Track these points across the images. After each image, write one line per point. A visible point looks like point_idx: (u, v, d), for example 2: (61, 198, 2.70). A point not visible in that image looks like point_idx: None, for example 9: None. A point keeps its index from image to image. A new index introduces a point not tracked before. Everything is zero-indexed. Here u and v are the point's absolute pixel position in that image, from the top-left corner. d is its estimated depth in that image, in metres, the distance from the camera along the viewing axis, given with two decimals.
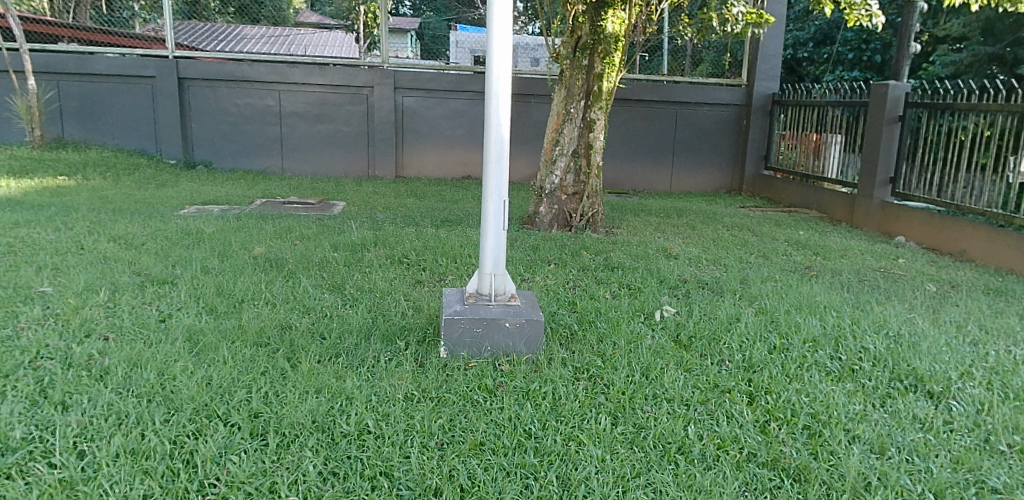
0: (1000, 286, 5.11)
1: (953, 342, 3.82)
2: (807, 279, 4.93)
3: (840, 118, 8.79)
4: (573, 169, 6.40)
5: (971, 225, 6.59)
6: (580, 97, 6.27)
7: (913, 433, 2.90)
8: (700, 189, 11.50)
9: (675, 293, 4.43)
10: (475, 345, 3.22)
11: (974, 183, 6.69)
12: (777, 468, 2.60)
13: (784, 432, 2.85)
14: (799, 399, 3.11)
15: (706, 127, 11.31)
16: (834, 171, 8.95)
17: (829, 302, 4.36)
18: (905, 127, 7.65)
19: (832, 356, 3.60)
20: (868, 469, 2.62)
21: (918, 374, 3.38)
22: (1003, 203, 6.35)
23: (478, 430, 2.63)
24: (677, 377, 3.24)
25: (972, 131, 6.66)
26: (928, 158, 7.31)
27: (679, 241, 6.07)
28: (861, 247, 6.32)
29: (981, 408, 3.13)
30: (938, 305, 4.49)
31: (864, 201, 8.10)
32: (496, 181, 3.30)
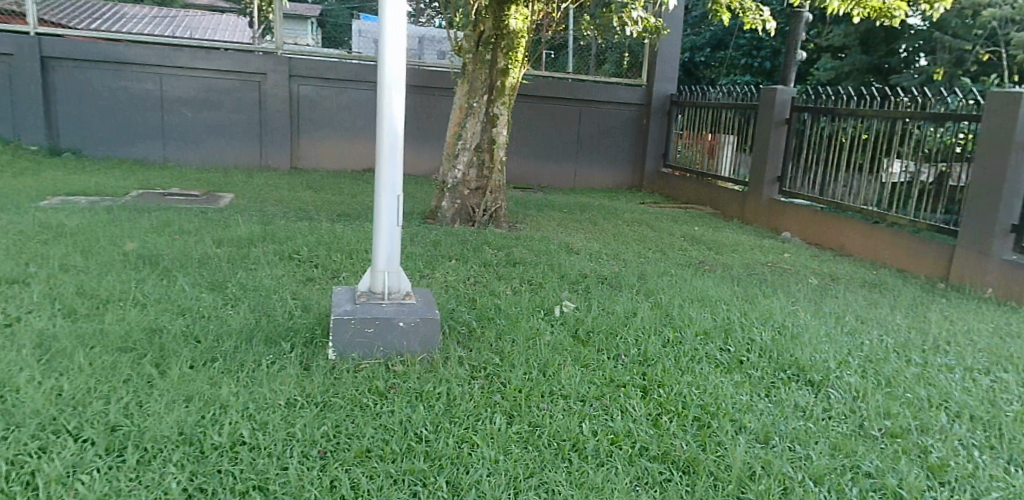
0: (874, 279, 5.46)
1: (832, 332, 4.03)
2: (701, 273, 5.08)
3: (734, 119, 9.17)
4: (476, 163, 6.32)
5: (849, 222, 7.05)
6: (483, 92, 6.18)
7: (795, 421, 3.02)
8: (604, 185, 11.73)
9: (575, 288, 4.44)
10: (367, 345, 3.07)
11: (852, 182, 7.15)
12: (667, 461, 2.64)
13: (675, 425, 2.90)
14: (690, 392, 3.18)
15: (610, 125, 11.53)
16: (728, 169, 9.33)
17: (721, 295, 4.50)
18: (791, 129, 8.06)
19: (722, 348, 3.71)
20: (753, 458, 2.70)
21: (800, 364, 3.54)
22: (877, 202, 6.82)
23: (366, 436, 2.51)
24: (574, 373, 3.22)
25: (851, 134, 7.11)
26: (812, 159, 7.75)
27: (581, 236, 6.12)
28: (752, 242, 6.60)
29: (856, 395, 3.30)
30: (818, 297, 4.74)
31: (754, 199, 8.50)
32: (389, 174, 3.17)
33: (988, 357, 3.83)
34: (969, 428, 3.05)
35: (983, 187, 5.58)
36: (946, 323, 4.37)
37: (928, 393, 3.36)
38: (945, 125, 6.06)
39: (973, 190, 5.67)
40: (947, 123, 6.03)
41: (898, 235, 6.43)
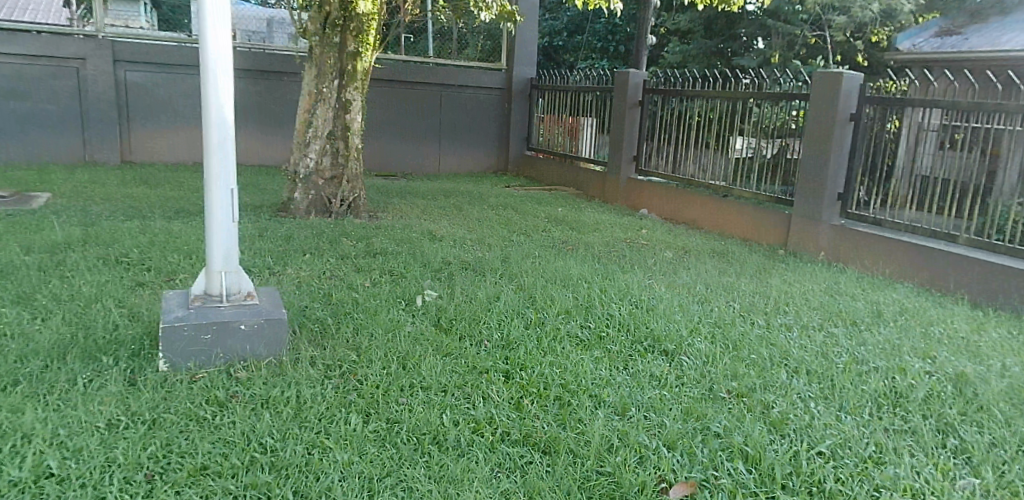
0: (722, 249, 5.80)
1: (684, 302, 4.23)
2: (564, 253, 5.18)
3: (592, 102, 9.44)
4: (329, 152, 6.07)
5: (700, 197, 7.47)
6: (333, 76, 5.91)
7: (650, 390, 3.12)
8: (471, 170, 11.71)
9: (438, 276, 4.37)
10: (204, 352, 2.84)
11: (700, 159, 7.58)
12: (528, 444, 2.63)
13: (536, 406, 2.90)
14: (552, 372, 3.20)
15: (475, 110, 11.51)
16: (588, 150, 9.61)
17: (582, 274, 4.60)
18: (644, 110, 8.39)
19: (582, 325, 3.79)
20: (611, 432, 2.75)
21: (655, 335, 3.68)
22: (724, 177, 7.28)
23: (201, 453, 2.28)
24: (435, 363, 3.14)
25: (698, 114, 7.51)
26: (663, 138, 8.13)
27: (445, 222, 6.04)
28: (612, 220, 6.82)
29: (706, 360, 3.47)
30: (673, 270, 4.96)
31: (613, 178, 8.81)
32: (220, 166, 2.92)
33: (820, 315, 4.17)
34: (806, 382, 3.29)
35: (813, 160, 6.07)
36: (785, 285, 4.72)
37: (770, 352, 3.60)
38: (779, 104, 6.53)
39: (805, 164, 6.15)
40: (781, 102, 6.50)
41: (743, 207, 6.90)
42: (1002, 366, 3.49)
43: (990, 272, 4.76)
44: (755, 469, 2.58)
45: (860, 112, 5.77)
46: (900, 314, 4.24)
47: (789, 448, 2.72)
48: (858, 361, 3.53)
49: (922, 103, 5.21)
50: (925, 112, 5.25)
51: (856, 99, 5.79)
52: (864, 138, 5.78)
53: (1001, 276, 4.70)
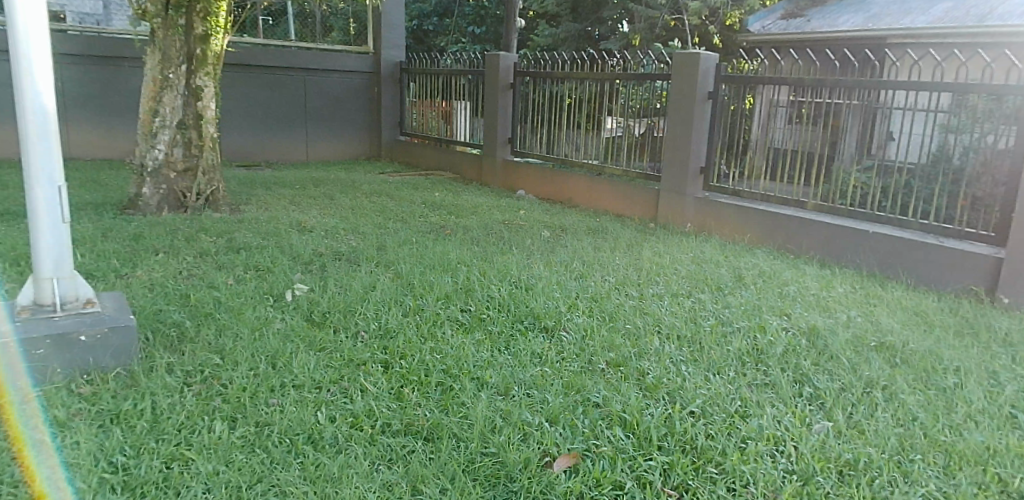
0: (596, 225, 5.97)
1: (563, 279, 4.32)
2: (442, 238, 5.12)
3: (465, 85, 9.38)
4: (181, 142, 5.64)
5: (574, 176, 7.67)
6: (180, 61, 5.47)
7: (532, 368, 3.15)
8: (343, 157, 11.32)
9: (309, 269, 4.19)
10: (37, 369, 2.54)
11: (572, 139, 7.75)
12: (411, 433, 2.56)
13: (418, 394, 2.83)
14: (432, 358, 3.14)
15: (344, 96, 11.13)
16: (464, 134, 9.58)
17: (461, 258, 4.58)
18: (517, 93, 8.45)
19: (463, 309, 3.77)
20: (494, 412, 2.74)
21: (535, 313, 3.73)
22: (596, 154, 7.47)
23: (38, 480, 2.03)
24: (308, 359, 2.99)
25: (569, 95, 7.65)
26: (536, 119, 8.22)
27: (317, 213, 5.79)
28: (489, 202, 6.84)
29: (584, 333, 3.56)
30: (550, 248, 5.04)
31: (489, 161, 8.84)
32: (42, 160, 2.60)
33: (689, 282, 4.38)
34: (677, 346, 3.45)
35: (677, 137, 6.37)
36: (656, 257, 4.93)
37: (644, 321, 3.74)
38: (644, 84, 6.78)
39: (670, 141, 6.44)
40: (646, 82, 6.74)
41: (615, 185, 7.15)
42: (847, 317, 3.83)
43: (835, 234, 5.21)
44: (634, 434, 2.67)
45: (717, 91, 6.10)
46: (758, 277, 4.55)
47: (663, 411, 2.83)
48: (723, 323, 3.75)
49: (772, 81, 5.59)
50: (774, 89, 5.63)
51: (713, 78, 6.11)
52: (722, 115, 6.12)
53: (844, 237, 5.16)
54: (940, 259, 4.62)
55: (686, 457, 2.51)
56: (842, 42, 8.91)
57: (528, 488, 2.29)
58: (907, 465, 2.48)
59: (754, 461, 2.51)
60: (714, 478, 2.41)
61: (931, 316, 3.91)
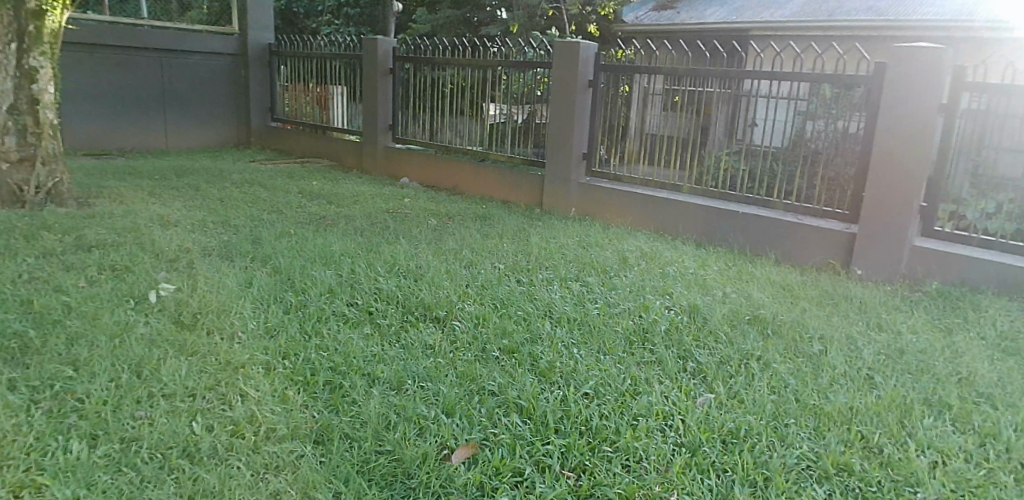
0: (484, 213, 5.94)
1: (452, 267, 4.25)
2: (324, 229, 4.89)
3: (340, 70, 9.01)
4: (13, 129, 5.00)
5: (458, 163, 7.59)
6: (9, 38, 4.84)
7: (425, 360, 3.07)
8: (208, 145, 10.56)
9: (175, 267, 3.85)
10: None
11: (455, 126, 7.66)
12: (299, 437, 2.41)
13: (304, 395, 2.67)
14: (318, 356, 2.98)
15: (207, 80, 10.37)
16: (341, 120, 9.21)
17: (344, 250, 4.39)
18: (396, 78, 8.22)
19: (349, 302, 3.62)
20: (387, 408, 2.64)
21: (426, 303, 3.64)
22: (480, 141, 7.43)
23: None
24: (179, 365, 2.73)
25: (450, 82, 7.55)
26: (418, 105, 8.05)
27: (181, 205, 5.34)
28: (371, 191, 6.61)
29: (477, 322, 3.52)
30: (438, 237, 4.94)
31: (370, 147, 8.56)
32: None
33: (577, 266, 4.46)
34: (567, 329, 3.50)
35: (560, 124, 6.44)
36: (543, 242, 4.97)
37: (535, 306, 3.76)
38: (525, 71, 6.81)
39: (552, 127, 6.50)
40: (527, 69, 6.76)
41: (499, 171, 7.16)
42: (723, 293, 4.05)
43: (709, 215, 5.51)
44: (530, 419, 2.67)
45: (597, 79, 6.24)
46: (641, 258, 4.70)
47: (558, 394, 2.85)
48: (610, 304, 3.84)
49: (647, 71, 5.78)
50: (649, 78, 5.83)
51: (593, 66, 6.24)
52: (602, 103, 6.27)
53: (717, 218, 5.46)
54: (803, 236, 5.02)
55: (582, 439, 2.54)
56: (709, 34, 9.45)
57: (427, 484, 2.22)
58: (783, 430, 2.65)
59: (646, 437, 2.58)
60: (609, 456, 2.46)
61: (795, 289, 4.22)
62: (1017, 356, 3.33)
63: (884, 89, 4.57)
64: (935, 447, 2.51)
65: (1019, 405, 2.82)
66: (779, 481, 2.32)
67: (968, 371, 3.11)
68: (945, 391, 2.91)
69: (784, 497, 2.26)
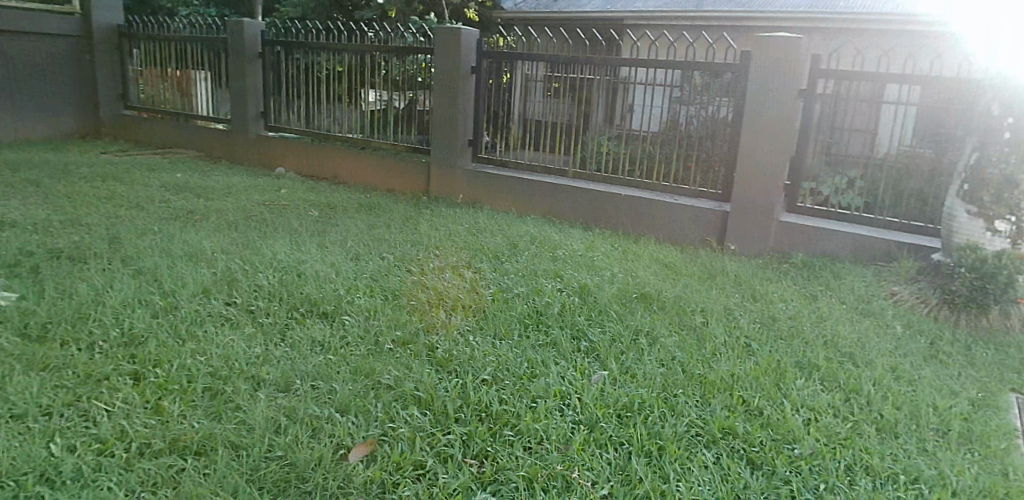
0: (368, 202, 5.75)
1: (338, 260, 4.08)
2: (193, 225, 4.53)
3: (202, 53, 8.38)
4: None
5: (338, 151, 7.30)
6: None
7: (314, 358, 2.92)
8: (48, 136, 9.49)
9: (17, 272, 3.41)
10: None
11: (333, 112, 7.35)
12: (178, 450, 2.20)
13: (181, 404, 2.45)
14: (195, 361, 2.75)
15: (44, 64, 9.29)
16: (206, 108, 8.58)
17: (217, 246, 4.09)
18: (266, 63, 7.75)
19: (227, 302, 3.37)
20: (276, 411, 2.48)
21: (312, 299, 3.47)
22: (360, 129, 7.18)
23: None
24: (29, 382, 2.42)
25: (326, 67, 7.22)
26: (291, 91, 7.64)
27: (20, 204, 4.75)
28: (244, 182, 6.21)
29: (367, 315, 3.40)
30: (321, 229, 4.72)
31: (239, 136, 8.04)
32: None
33: (467, 253, 4.42)
34: (462, 317, 3.46)
35: (443, 110, 6.35)
36: (432, 231, 4.89)
37: (427, 296, 3.68)
38: (405, 57, 6.63)
39: (436, 113, 6.40)
40: (406, 55, 6.59)
41: (383, 159, 6.95)
42: (611, 273, 4.17)
43: (594, 199, 5.66)
44: (429, 411, 2.61)
45: (480, 65, 6.20)
46: (530, 243, 4.74)
47: (456, 383, 2.82)
48: (503, 290, 3.84)
49: (529, 58, 5.83)
50: (532, 65, 5.88)
51: (474, 52, 6.20)
52: (485, 89, 6.25)
53: (601, 200, 5.62)
54: (681, 216, 5.29)
55: (483, 425, 2.52)
56: (586, 22, 9.68)
57: (324, 486, 2.11)
58: (673, 400, 2.76)
59: (545, 418, 2.60)
60: (511, 440, 2.46)
61: (676, 266, 4.42)
62: (870, 317, 3.69)
63: (750, 77, 4.89)
64: (807, 406, 2.72)
65: (875, 361, 3.13)
66: (672, 449, 2.42)
67: (832, 333, 3.40)
68: (813, 353, 3.17)
69: (678, 463, 2.36)
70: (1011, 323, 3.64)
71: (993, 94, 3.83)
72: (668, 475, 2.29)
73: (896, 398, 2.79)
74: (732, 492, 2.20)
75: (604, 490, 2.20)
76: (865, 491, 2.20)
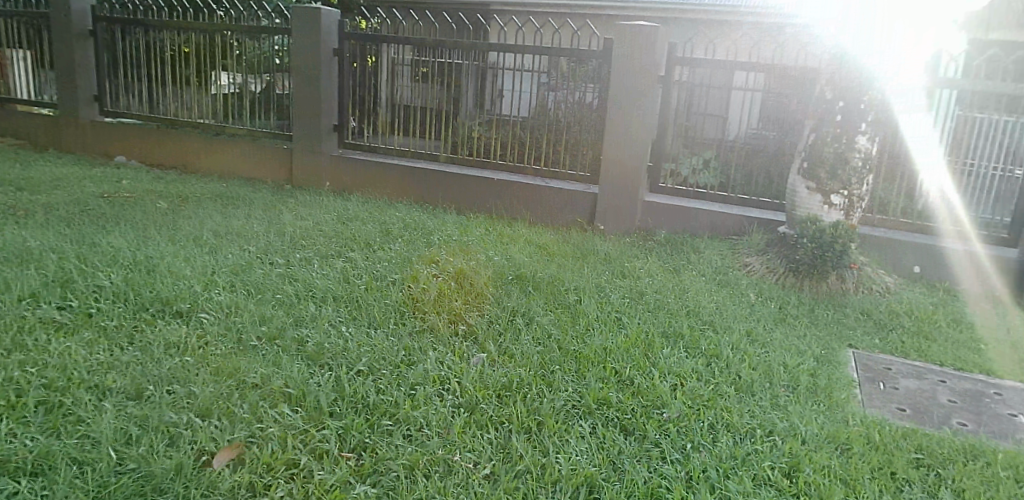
0: (226, 192, 5.36)
1: (192, 255, 3.76)
2: (15, 223, 3.99)
3: (20, 30, 7.41)
4: None
5: (188, 137, 6.74)
6: None
7: (169, 361, 2.67)
8: None
9: None
10: None
11: (181, 96, 6.78)
12: (6, 473, 1.93)
13: (9, 422, 2.15)
14: (24, 373, 2.42)
15: None
16: (28, 91, 7.62)
17: (47, 245, 3.63)
18: (99, 42, 6.99)
19: (60, 307, 3.00)
20: (126, 421, 2.24)
21: (163, 297, 3.17)
22: (212, 114, 6.69)
23: None
24: None
25: (170, 47, 6.64)
26: (131, 73, 6.96)
27: None
28: (79, 173, 5.58)
29: (228, 312, 3.16)
30: (173, 222, 4.34)
31: (69, 123, 7.18)
32: None
33: (337, 242, 4.24)
34: (334, 308, 3.32)
35: (304, 94, 6.04)
36: (298, 220, 4.64)
37: (295, 288, 3.49)
38: (260, 38, 6.24)
39: (296, 97, 6.07)
40: (261, 36, 6.20)
41: (239, 145, 6.51)
42: (486, 257, 4.17)
43: (467, 184, 5.64)
44: (300, 407, 2.47)
45: (342, 47, 5.97)
46: (404, 230, 4.63)
47: (329, 377, 2.69)
48: (377, 278, 3.72)
49: (394, 41, 5.68)
50: (398, 48, 5.75)
51: (336, 34, 5.94)
52: (350, 73, 6.02)
53: (475, 184, 5.62)
54: (553, 198, 5.39)
55: (359, 417, 2.42)
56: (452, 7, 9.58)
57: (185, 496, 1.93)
58: (550, 377, 2.81)
59: (425, 404, 2.55)
60: (390, 430, 2.38)
61: (550, 247, 4.50)
62: (726, 287, 3.96)
63: (612, 63, 5.07)
64: (673, 372, 2.87)
65: (733, 327, 3.35)
66: (551, 423, 2.45)
67: (693, 304, 3.61)
68: (677, 323, 3.34)
69: (556, 436, 2.40)
70: (846, 286, 4.04)
71: (827, 79, 4.24)
72: (547, 449, 2.32)
73: (751, 360, 3.01)
74: (609, 460, 2.27)
75: (486, 469, 2.19)
76: (727, 447, 2.35)
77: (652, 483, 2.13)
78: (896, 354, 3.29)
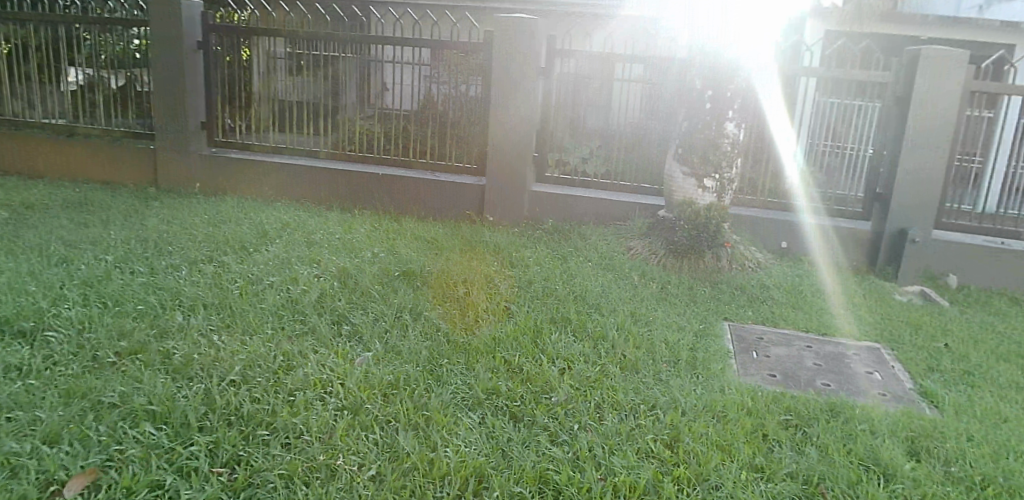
0: (83, 198, 4.91)
1: (37, 268, 3.40)
2: None
3: None
4: None
5: (30, 139, 6.09)
6: None
7: (9, 386, 2.38)
8: None
9: None
10: None
11: (21, 94, 6.12)
12: None
13: None
14: None
15: None
16: None
17: None
18: None
19: None
20: None
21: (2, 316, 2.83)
22: (61, 114, 6.10)
23: None
24: None
25: (5, 40, 5.97)
26: None
27: None
28: None
29: (82, 328, 2.87)
30: (15, 233, 3.90)
31: None
32: None
33: (208, 247, 3.97)
34: (205, 316, 3.09)
35: (168, 90, 5.63)
36: (164, 225, 4.32)
37: (159, 298, 3.22)
38: (113, 30, 5.75)
39: (158, 94, 5.65)
40: (115, 28, 5.72)
41: (95, 148, 5.99)
42: (371, 254, 4.04)
43: (351, 181, 5.46)
44: (166, 424, 2.27)
45: (209, 40, 5.61)
46: (283, 230, 4.41)
47: (198, 389, 2.49)
48: (252, 282, 3.52)
49: (266, 33, 5.41)
50: (270, 41, 5.47)
51: (199, 26, 5.59)
52: (220, 68, 5.68)
53: (359, 181, 5.46)
54: (440, 192, 5.33)
55: (233, 429, 2.26)
56: None
57: None
58: (438, 371, 2.75)
59: (305, 410, 2.41)
60: (266, 440, 2.23)
61: (438, 240, 4.44)
62: (612, 271, 4.05)
63: (494, 54, 5.06)
64: (561, 357, 2.89)
65: (617, 309, 3.43)
66: (439, 418, 2.39)
67: (579, 289, 3.66)
68: (564, 309, 3.37)
69: (444, 430, 2.34)
70: (721, 264, 4.24)
71: (700, 69, 4.37)
72: (435, 443, 2.25)
73: (635, 339, 3.08)
74: (498, 448, 2.25)
75: (371, 471, 2.10)
76: (613, 424, 2.39)
77: (540, 467, 2.12)
78: (768, 324, 3.49)
